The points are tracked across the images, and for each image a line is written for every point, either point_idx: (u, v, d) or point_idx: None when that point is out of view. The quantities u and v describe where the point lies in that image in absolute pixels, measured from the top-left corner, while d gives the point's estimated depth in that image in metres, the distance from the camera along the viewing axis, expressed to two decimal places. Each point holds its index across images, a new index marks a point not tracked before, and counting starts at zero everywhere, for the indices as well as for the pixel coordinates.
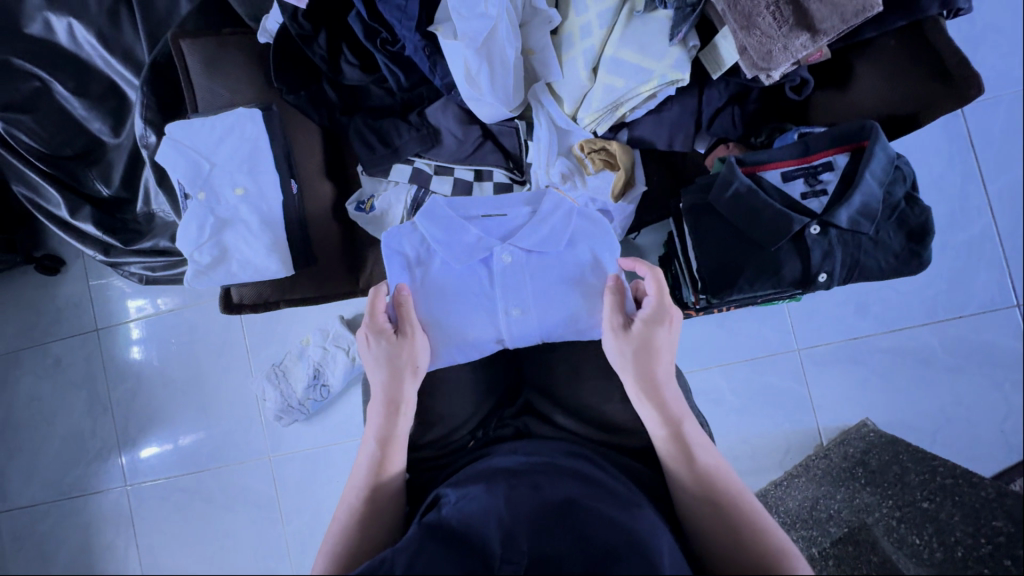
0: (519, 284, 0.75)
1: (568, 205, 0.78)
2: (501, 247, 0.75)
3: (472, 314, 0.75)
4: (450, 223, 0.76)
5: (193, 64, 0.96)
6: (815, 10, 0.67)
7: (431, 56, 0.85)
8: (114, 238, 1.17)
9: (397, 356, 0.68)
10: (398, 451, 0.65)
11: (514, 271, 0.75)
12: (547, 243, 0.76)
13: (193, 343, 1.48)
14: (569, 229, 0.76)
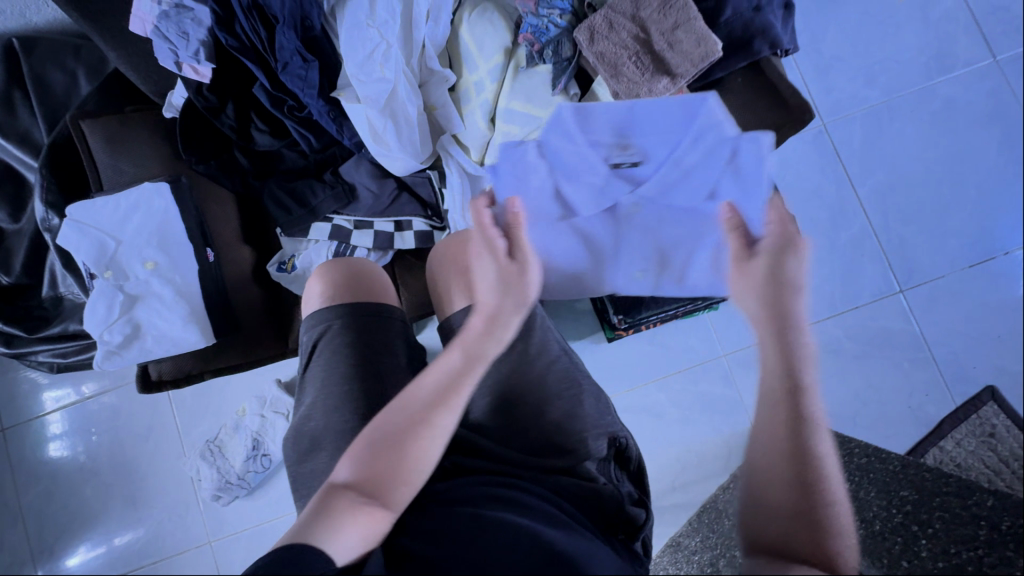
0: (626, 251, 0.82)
1: (729, 148, 0.69)
2: (629, 194, 0.77)
3: (580, 254, 0.82)
4: (583, 156, 0.73)
5: (95, 144, 0.96)
6: (670, 58, 0.76)
7: (336, 119, 0.89)
8: (20, 327, 1.10)
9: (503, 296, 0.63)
10: (461, 399, 0.61)
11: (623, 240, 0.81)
12: (692, 194, 0.75)
13: (117, 430, 1.39)
14: (715, 185, 0.73)
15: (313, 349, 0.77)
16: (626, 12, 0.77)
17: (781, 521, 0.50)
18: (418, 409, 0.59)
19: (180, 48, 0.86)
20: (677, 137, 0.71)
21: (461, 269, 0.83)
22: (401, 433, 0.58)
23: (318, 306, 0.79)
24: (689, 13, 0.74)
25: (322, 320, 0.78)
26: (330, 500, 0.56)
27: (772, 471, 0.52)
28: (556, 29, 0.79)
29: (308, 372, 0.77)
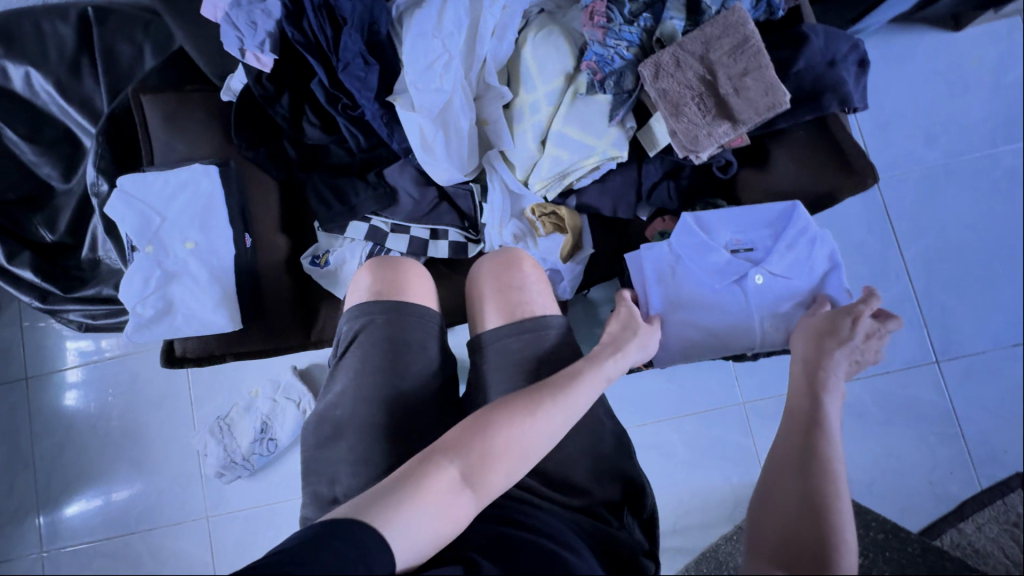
0: (771, 302, 0.79)
1: (812, 233, 0.79)
2: (754, 269, 0.80)
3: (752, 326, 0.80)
4: (702, 245, 0.81)
5: (153, 119, 0.98)
6: (733, 103, 0.74)
7: (388, 124, 0.89)
8: (53, 285, 1.13)
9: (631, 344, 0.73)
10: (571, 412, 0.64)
11: (764, 293, 0.79)
12: (798, 266, 0.79)
13: (133, 392, 1.42)
14: (813, 257, 0.80)
15: (354, 339, 0.76)
16: (695, 52, 0.75)
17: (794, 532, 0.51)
18: (523, 411, 0.62)
19: (247, 37, 0.86)
20: (772, 228, 0.81)
21: (500, 287, 0.81)
22: (504, 430, 0.60)
23: (364, 299, 0.79)
24: (761, 61, 0.72)
25: (366, 313, 0.77)
26: (420, 471, 0.57)
27: (785, 490, 0.55)
28: (621, 61, 0.79)
29: (343, 360, 0.76)
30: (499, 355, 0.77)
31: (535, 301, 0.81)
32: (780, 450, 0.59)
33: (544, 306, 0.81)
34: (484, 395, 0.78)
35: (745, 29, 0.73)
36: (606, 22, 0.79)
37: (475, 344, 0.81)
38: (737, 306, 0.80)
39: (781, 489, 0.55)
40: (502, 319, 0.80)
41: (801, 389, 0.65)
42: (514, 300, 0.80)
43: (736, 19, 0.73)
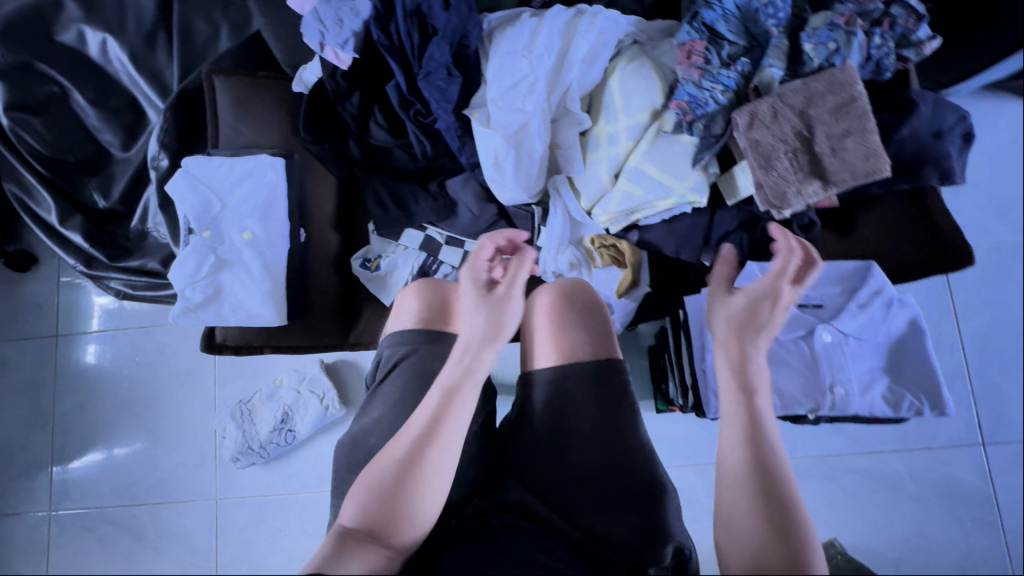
0: (841, 363, 0.71)
1: (888, 293, 0.73)
2: (823, 325, 0.72)
3: (818, 386, 0.70)
4: None
5: (222, 101, 0.97)
6: (828, 163, 0.71)
7: (462, 137, 0.86)
8: (101, 252, 1.13)
9: (483, 327, 0.67)
10: (451, 425, 0.62)
11: (834, 353, 0.71)
12: (869, 326, 0.72)
13: (157, 364, 1.41)
14: (887, 319, 0.73)
15: (392, 367, 0.76)
16: (794, 105, 0.72)
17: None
18: (399, 463, 0.59)
19: (331, 33, 0.85)
20: (843, 285, 0.75)
21: (564, 324, 0.81)
22: (385, 490, 0.58)
23: (408, 326, 0.78)
24: (866, 125, 0.69)
25: (411, 341, 0.77)
26: (336, 551, 0.53)
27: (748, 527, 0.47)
28: (715, 105, 0.76)
29: (381, 387, 0.76)
30: (550, 396, 0.78)
31: (602, 343, 0.80)
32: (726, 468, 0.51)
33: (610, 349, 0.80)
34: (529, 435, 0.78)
35: (852, 90, 0.70)
36: (704, 62, 0.76)
37: (528, 380, 0.81)
38: (804, 363, 0.72)
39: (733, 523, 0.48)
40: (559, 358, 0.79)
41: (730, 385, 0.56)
42: (578, 340, 0.80)
43: (843, 77, 0.70)
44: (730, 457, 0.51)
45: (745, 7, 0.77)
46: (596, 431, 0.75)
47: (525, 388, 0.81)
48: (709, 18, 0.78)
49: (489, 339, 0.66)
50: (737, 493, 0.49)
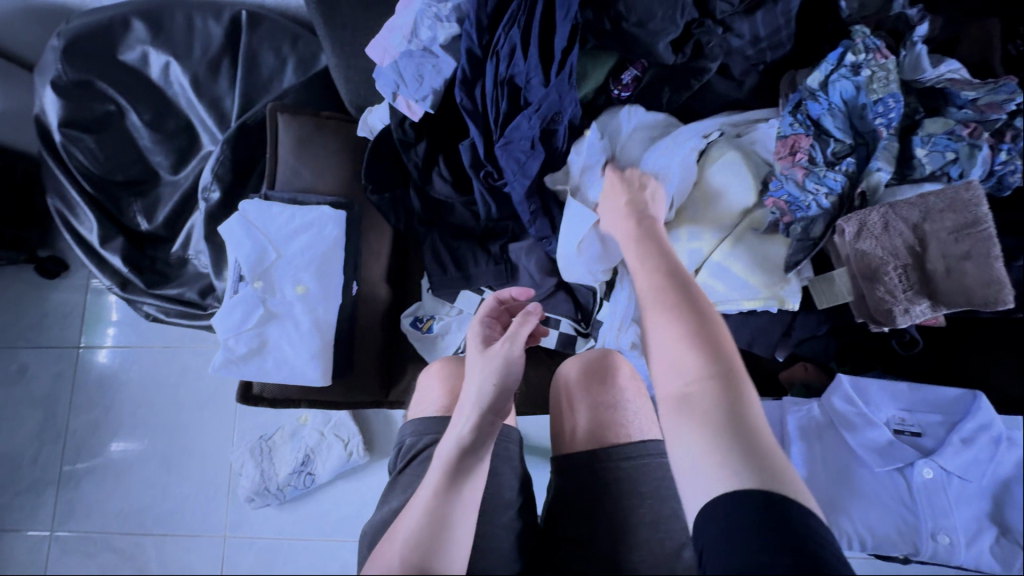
0: (941, 507, 0.68)
1: (997, 430, 0.67)
2: (922, 461, 0.70)
3: (914, 528, 0.69)
4: (860, 420, 0.72)
5: (285, 140, 0.93)
6: (941, 283, 0.66)
7: (534, 212, 0.82)
8: (138, 278, 1.09)
9: (485, 393, 0.62)
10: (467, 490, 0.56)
11: (934, 493, 0.69)
12: (975, 467, 0.67)
13: (177, 387, 1.37)
14: (997, 460, 0.67)
15: (413, 457, 0.72)
16: (908, 218, 0.67)
17: (693, 392, 0.50)
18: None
19: (408, 86, 0.81)
20: (945, 415, 0.72)
21: (588, 402, 0.75)
22: None
23: (432, 414, 0.76)
24: (991, 249, 0.63)
25: (434, 429, 0.74)
26: None
27: (671, 362, 0.53)
28: (818, 210, 0.71)
29: (402, 476, 0.71)
30: (576, 485, 0.71)
31: (630, 422, 0.73)
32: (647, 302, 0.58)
33: (641, 426, 0.73)
34: (558, 530, 0.69)
35: (977, 211, 0.64)
36: (808, 161, 0.71)
37: (559, 465, 0.74)
38: (896, 499, 0.71)
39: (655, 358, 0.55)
40: (585, 441, 0.73)
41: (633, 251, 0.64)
42: (604, 419, 0.74)
43: (970, 196, 0.65)
44: (648, 304, 0.57)
45: (853, 101, 0.73)
46: (640, 520, 0.66)
47: (557, 475, 0.74)
48: (815, 111, 0.73)
49: (491, 408, 0.61)
50: (653, 330, 0.56)
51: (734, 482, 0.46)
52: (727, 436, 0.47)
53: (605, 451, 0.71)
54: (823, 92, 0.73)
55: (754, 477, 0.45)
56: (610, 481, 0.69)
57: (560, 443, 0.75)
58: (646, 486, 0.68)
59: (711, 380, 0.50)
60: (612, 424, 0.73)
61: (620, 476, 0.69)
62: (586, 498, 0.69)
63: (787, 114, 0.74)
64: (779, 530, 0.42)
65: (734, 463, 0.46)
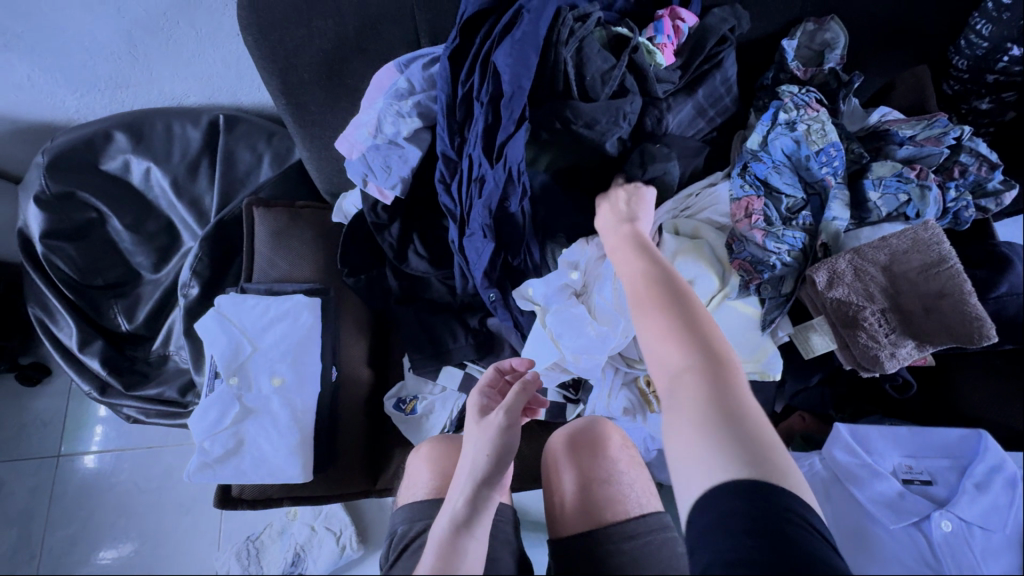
0: (971, 565, 0.61)
1: (1010, 472, 0.63)
2: (937, 512, 0.64)
3: None
4: (863, 471, 0.68)
5: (260, 233, 0.95)
6: (922, 324, 0.65)
7: (498, 302, 0.84)
8: (116, 380, 1.07)
9: (479, 466, 0.58)
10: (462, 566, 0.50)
11: (957, 548, 0.62)
12: (995, 516, 0.62)
13: (163, 488, 1.33)
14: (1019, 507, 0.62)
15: (404, 548, 0.64)
16: (876, 262, 0.67)
17: (679, 383, 0.51)
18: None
19: (378, 176, 0.84)
20: (953, 459, 0.68)
21: (577, 475, 0.72)
22: None
23: (422, 499, 0.70)
24: (963, 285, 0.63)
25: (428, 513, 0.68)
26: None
27: (661, 359, 0.54)
28: (785, 267, 0.71)
29: (395, 568, 0.62)
30: (574, 571, 0.65)
31: (627, 496, 0.69)
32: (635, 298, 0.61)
33: (640, 501, 0.69)
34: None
35: (940, 249, 0.64)
36: (765, 222, 0.72)
37: (555, 549, 0.68)
38: (919, 559, 0.63)
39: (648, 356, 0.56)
40: (576, 519, 0.69)
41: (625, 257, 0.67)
42: (600, 494, 0.70)
43: (928, 233, 0.65)
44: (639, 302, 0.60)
45: (796, 154, 0.75)
46: None
47: (553, 559, 0.68)
48: (761, 171, 0.75)
49: (487, 481, 0.57)
50: (650, 330, 0.57)
51: (722, 471, 0.45)
52: (713, 421, 0.47)
53: (606, 534, 0.65)
54: (764, 150, 0.76)
55: (736, 464, 0.45)
56: (611, 567, 0.62)
57: (555, 524, 0.71)
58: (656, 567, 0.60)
59: (697, 370, 0.51)
60: (609, 501, 0.69)
61: (624, 561, 0.62)
62: None
63: (736, 177, 0.76)
64: (766, 535, 0.42)
65: (716, 451, 0.46)
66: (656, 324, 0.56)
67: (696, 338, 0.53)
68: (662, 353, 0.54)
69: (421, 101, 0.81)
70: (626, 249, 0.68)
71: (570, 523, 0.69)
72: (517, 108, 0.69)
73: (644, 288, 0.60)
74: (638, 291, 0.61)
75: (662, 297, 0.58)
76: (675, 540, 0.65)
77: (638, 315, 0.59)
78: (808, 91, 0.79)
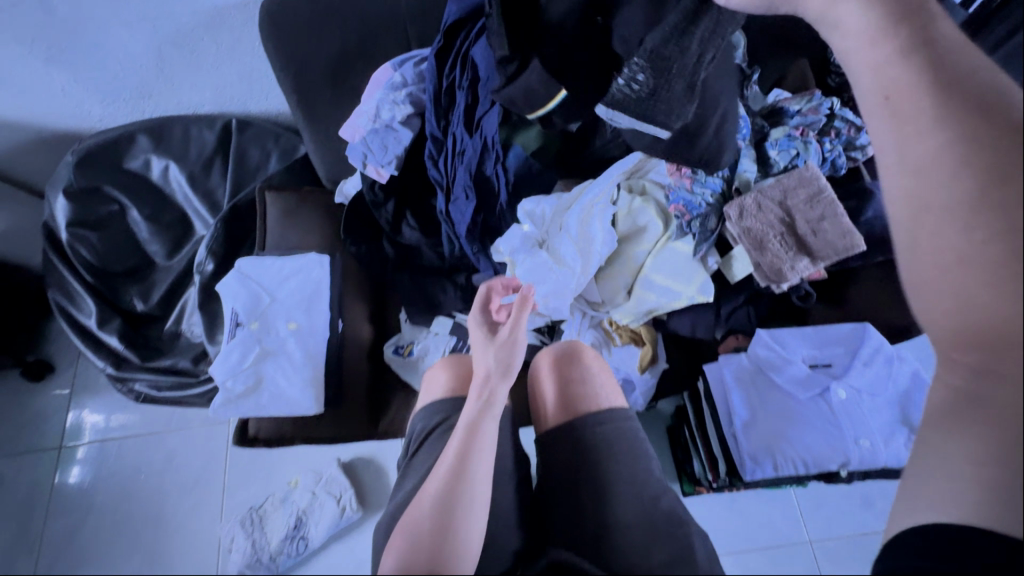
0: (859, 419, 0.79)
1: (887, 350, 0.82)
2: (836, 384, 0.82)
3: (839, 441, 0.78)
4: (780, 362, 0.84)
5: (273, 212, 1.09)
6: (812, 242, 0.84)
7: (479, 253, 1.00)
8: (133, 353, 1.17)
9: (488, 365, 0.77)
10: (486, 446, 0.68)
11: (850, 408, 0.80)
12: (874, 382, 0.81)
13: (163, 473, 1.37)
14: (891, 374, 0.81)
15: (424, 438, 0.79)
16: (774, 198, 0.86)
17: (997, 366, 0.38)
18: (439, 502, 0.60)
19: (376, 155, 1.01)
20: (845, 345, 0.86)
21: (556, 381, 0.90)
22: (433, 541, 0.56)
23: (442, 395, 0.85)
24: (836, 209, 0.84)
25: (440, 411, 0.82)
26: None
27: (969, 320, 0.39)
28: (708, 206, 0.90)
29: (417, 456, 0.78)
30: (556, 454, 0.82)
31: (598, 395, 0.87)
32: (943, 200, 0.40)
33: (609, 397, 0.86)
34: (554, 495, 0.79)
35: (819, 181, 0.86)
36: (691, 173, 0.92)
37: (541, 442, 0.86)
38: (825, 420, 0.80)
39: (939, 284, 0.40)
40: (558, 416, 0.86)
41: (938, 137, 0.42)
42: (575, 392, 0.87)
43: (809, 175, 0.87)
44: (946, 213, 0.40)
45: None
46: (617, 477, 0.76)
47: (541, 451, 0.85)
48: None
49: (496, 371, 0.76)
50: (959, 259, 0.39)
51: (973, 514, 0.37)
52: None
53: (582, 422, 0.83)
54: None
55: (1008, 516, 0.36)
56: (588, 446, 0.80)
57: (540, 425, 0.89)
58: (621, 442, 0.80)
59: None
60: (583, 400, 0.86)
61: (596, 442, 0.80)
62: (567, 464, 0.80)
63: None
64: None
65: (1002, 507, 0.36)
66: (962, 244, 0.39)
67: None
68: (977, 314, 0.38)
69: (413, 93, 1.00)
70: (942, 115, 0.43)
71: (552, 421, 0.86)
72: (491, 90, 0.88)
73: (971, 163, 0.39)
74: (961, 199, 0.39)
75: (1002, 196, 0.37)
76: (635, 426, 0.84)
77: (930, 198, 0.41)
78: None
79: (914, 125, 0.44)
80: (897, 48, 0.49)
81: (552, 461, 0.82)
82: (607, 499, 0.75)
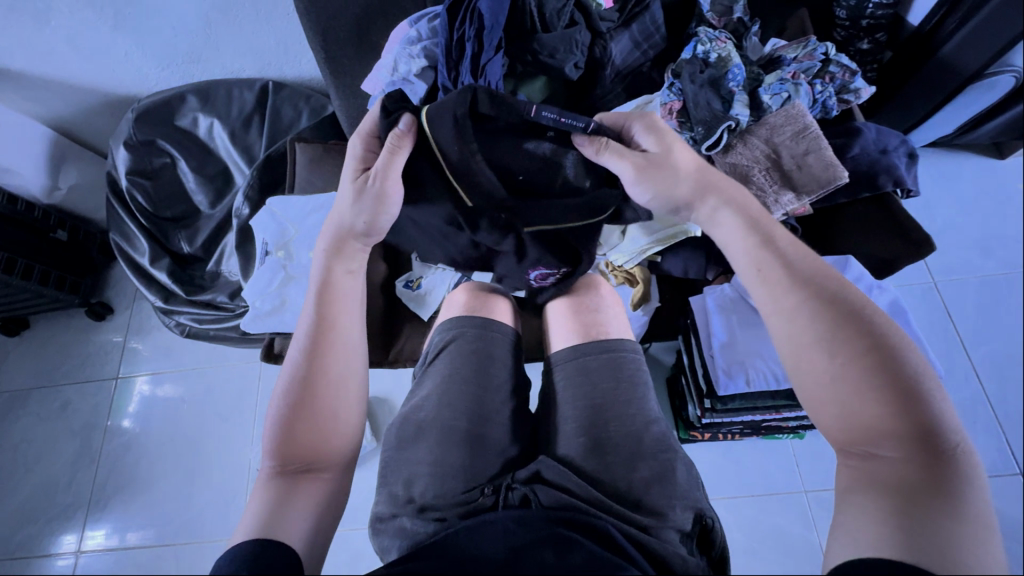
0: None
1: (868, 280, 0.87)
2: None
3: None
4: None
5: (301, 160, 1.21)
6: (796, 177, 0.88)
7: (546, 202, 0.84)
8: (180, 288, 1.32)
9: (340, 227, 0.76)
10: (345, 314, 0.71)
11: None
12: None
13: (203, 404, 1.52)
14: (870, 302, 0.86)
15: (441, 348, 0.84)
16: (761, 137, 0.92)
17: (878, 448, 0.51)
18: (302, 378, 0.66)
19: None
20: None
21: (569, 310, 0.89)
22: (298, 412, 0.64)
23: (459, 313, 0.89)
24: (820, 143, 0.87)
25: (452, 325, 0.87)
26: (273, 493, 0.60)
27: (855, 421, 0.52)
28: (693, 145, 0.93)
29: (432, 366, 0.83)
30: (560, 376, 0.83)
31: (607, 323, 0.86)
32: (803, 364, 0.56)
33: (617, 328, 0.86)
34: (556, 410, 0.80)
35: (802, 120, 0.90)
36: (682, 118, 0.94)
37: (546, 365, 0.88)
38: None
39: (833, 411, 0.54)
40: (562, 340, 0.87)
41: (785, 300, 0.59)
42: (586, 319, 0.87)
43: (794, 112, 0.92)
44: (802, 361, 0.56)
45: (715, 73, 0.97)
46: (616, 398, 0.77)
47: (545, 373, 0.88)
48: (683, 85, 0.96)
49: (357, 232, 0.76)
50: (825, 384, 0.54)
51: (897, 551, 0.44)
52: (907, 501, 0.47)
53: (584, 346, 0.82)
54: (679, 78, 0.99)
55: (925, 554, 0.44)
56: (590, 367, 0.80)
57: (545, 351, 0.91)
58: (622, 374, 0.79)
59: (914, 451, 0.49)
60: (593, 324, 0.86)
61: (601, 365, 0.80)
62: (569, 384, 0.81)
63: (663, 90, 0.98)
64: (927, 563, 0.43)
65: (908, 535, 0.45)
66: (831, 367, 0.54)
67: (917, 402, 0.50)
68: (856, 419, 0.52)
69: (427, 47, 1.08)
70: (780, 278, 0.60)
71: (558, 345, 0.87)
72: (495, 38, 0.97)
73: (828, 321, 0.55)
74: (814, 347, 0.55)
75: (862, 339, 0.53)
76: (640, 357, 0.83)
77: (806, 358, 0.56)
78: (719, 32, 1.03)
79: (764, 276, 0.61)
80: (745, 229, 0.65)
81: (556, 383, 0.83)
82: (602, 417, 0.75)
